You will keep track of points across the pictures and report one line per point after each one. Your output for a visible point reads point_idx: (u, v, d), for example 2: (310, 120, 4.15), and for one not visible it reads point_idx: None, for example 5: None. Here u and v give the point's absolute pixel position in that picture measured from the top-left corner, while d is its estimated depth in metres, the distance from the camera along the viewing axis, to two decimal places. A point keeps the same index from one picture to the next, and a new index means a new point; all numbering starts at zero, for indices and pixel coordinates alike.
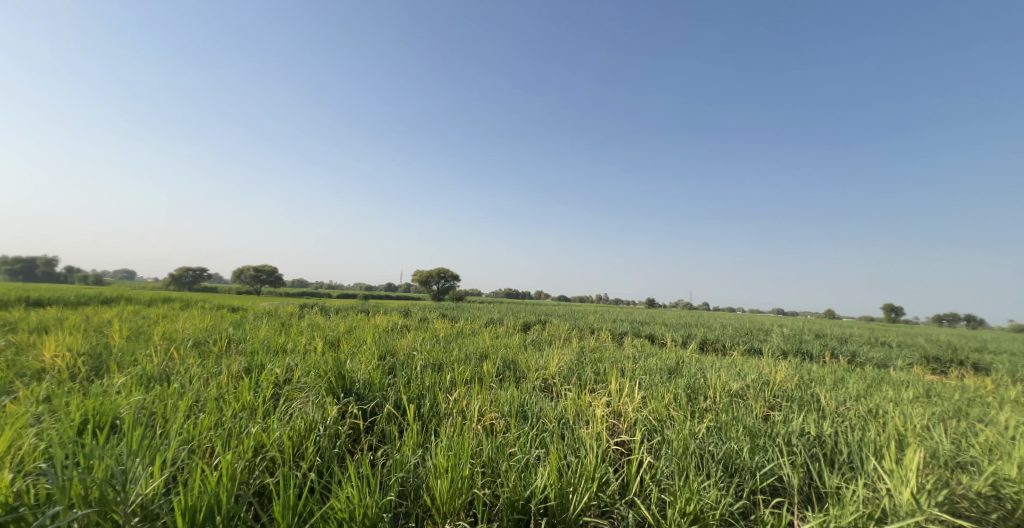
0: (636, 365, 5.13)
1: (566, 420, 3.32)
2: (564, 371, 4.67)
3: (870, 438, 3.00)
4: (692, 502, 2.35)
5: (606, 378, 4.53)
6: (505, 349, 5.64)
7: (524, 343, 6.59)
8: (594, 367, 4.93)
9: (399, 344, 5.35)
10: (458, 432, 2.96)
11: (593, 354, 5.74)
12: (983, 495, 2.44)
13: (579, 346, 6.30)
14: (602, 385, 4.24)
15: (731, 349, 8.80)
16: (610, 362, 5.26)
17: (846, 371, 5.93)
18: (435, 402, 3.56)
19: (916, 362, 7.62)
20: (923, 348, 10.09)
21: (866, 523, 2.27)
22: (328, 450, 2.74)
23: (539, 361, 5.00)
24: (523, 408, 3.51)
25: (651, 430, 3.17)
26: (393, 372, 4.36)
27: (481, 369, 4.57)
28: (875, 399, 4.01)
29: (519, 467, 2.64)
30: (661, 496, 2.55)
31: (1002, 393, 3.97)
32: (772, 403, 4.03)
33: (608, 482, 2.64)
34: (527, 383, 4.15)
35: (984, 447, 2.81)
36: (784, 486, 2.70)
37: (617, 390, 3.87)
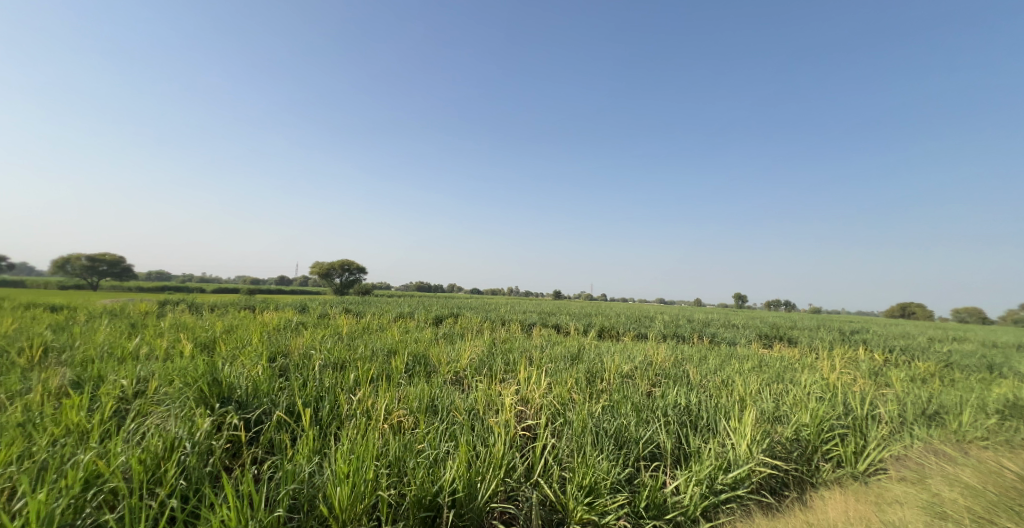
0: (543, 353, 5.49)
1: (476, 412, 3.41)
2: (473, 363, 4.77)
3: (721, 404, 3.60)
4: (587, 476, 2.60)
5: (515, 367, 4.74)
6: (415, 344, 5.55)
7: (435, 336, 6.58)
8: (500, 358, 5.12)
9: (293, 343, 4.97)
10: (363, 434, 2.87)
11: (503, 344, 5.98)
12: (789, 439, 3.08)
13: (489, 337, 6.46)
14: (511, 375, 4.42)
15: (623, 335, 9.85)
16: (519, 351, 5.54)
17: (708, 349, 7.03)
18: (335, 404, 3.40)
19: (757, 339, 9.34)
20: (765, 328, 12.23)
21: (717, 474, 2.74)
22: (196, 470, 2.46)
23: (450, 354, 5.04)
24: (432, 404, 3.53)
25: (554, 413, 3.42)
26: (285, 375, 4.05)
27: (388, 365, 4.47)
28: (725, 371, 4.82)
29: (427, 463, 2.66)
30: (561, 475, 2.77)
31: (809, 359, 5.05)
32: (654, 380, 4.61)
33: (514, 466, 2.78)
34: (437, 377, 4.18)
35: (793, 401, 3.55)
36: (660, 451, 3.10)
37: (525, 378, 4.08)
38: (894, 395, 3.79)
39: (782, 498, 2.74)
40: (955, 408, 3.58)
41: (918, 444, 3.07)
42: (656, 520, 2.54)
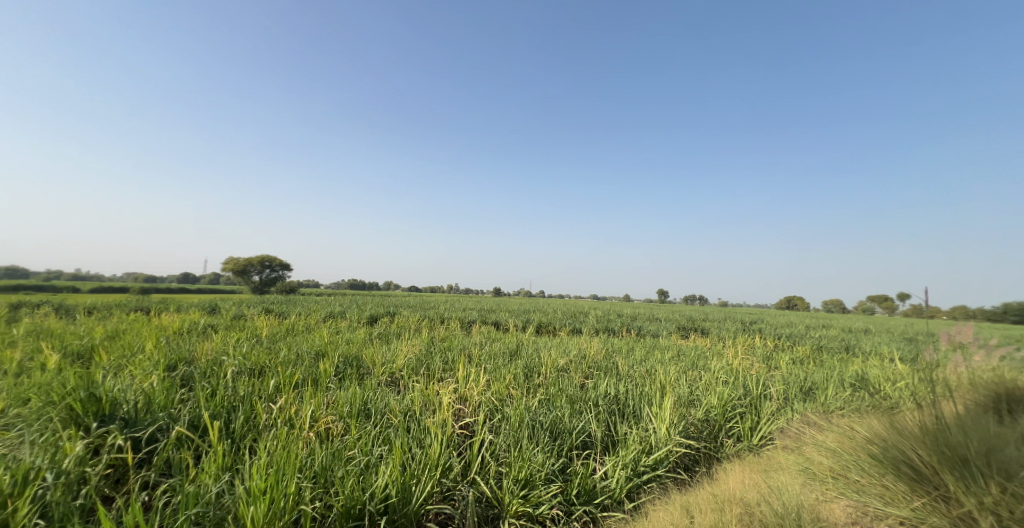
0: (482, 350, 5.60)
1: (412, 413, 3.40)
2: (411, 362, 4.75)
3: (644, 392, 3.94)
4: (523, 470, 2.72)
5: (453, 366, 4.78)
6: (346, 346, 5.37)
7: (369, 336, 6.41)
8: (439, 356, 5.14)
9: (199, 349, 4.58)
10: (283, 445, 2.74)
11: (442, 342, 6.01)
12: (700, 421, 3.45)
13: (429, 336, 6.43)
14: (451, 373, 4.47)
15: (560, 330, 10.27)
16: (458, 349, 5.59)
17: (636, 341, 7.57)
18: (251, 414, 3.22)
19: (678, 332, 10.22)
20: (684, 320, 13.33)
21: (641, 457, 3.01)
22: (61, 505, 2.22)
23: (385, 355, 4.94)
24: (365, 407, 3.47)
25: (492, 410, 3.50)
26: (189, 384, 3.75)
27: (315, 369, 4.29)
28: (650, 361, 5.24)
29: (358, 470, 2.62)
30: (497, 470, 2.86)
31: (719, 347, 5.66)
32: (587, 373, 4.90)
33: (451, 466, 2.82)
34: (371, 380, 4.12)
35: (705, 386, 3.98)
36: (591, 439, 3.30)
37: (464, 377, 4.13)
38: (779, 376, 4.40)
39: (695, 474, 3.08)
40: (823, 384, 4.23)
41: (796, 416, 3.58)
42: (587, 505, 2.73)
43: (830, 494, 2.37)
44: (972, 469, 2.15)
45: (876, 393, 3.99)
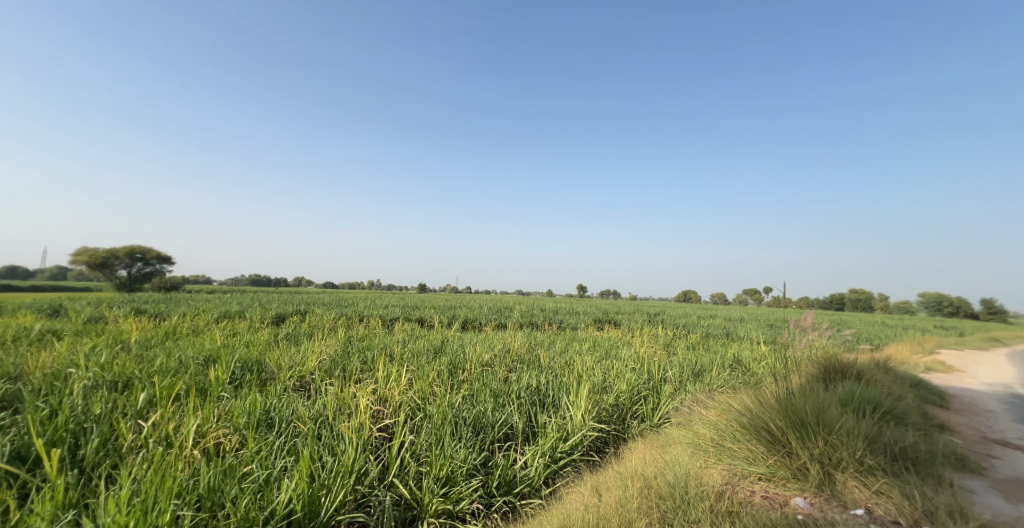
0: (404, 348, 5.49)
1: (324, 420, 3.21)
2: (323, 364, 4.51)
3: (563, 381, 4.16)
4: (444, 467, 2.72)
5: (373, 366, 4.64)
6: (244, 349, 4.92)
7: (275, 338, 5.94)
8: (357, 356, 4.95)
9: (34, 361, 3.85)
10: (158, 467, 2.39)
11: (361, 341, 5.78)
12: (611, 406, 3.74)
13: (346, 335, 6.15)
14: (369, 374, 4.35)
15: (485, 326, 10.39)
16: (378, 348, 5.42)
17: (558, 334, 7.94)
18: (115, 434, 2.79)
19: (595, 324, 10.90)
20: (597, 314, 14.22)
21: (558, 443, 3.21)
22: None
23: (294, 357, 4.61)
24: (267, 416, 3.21)
25: (414, 410, 3.43)
26: (22, 405, 3.14)
27: (202, 377, 3.87)
28: (569, 352, 5.54)
29: (255, 487, 2.41)
30: (418, 470, 2.81)
31: (630, 337, 6.15)
32: (511, 366, 5.04)
33: (367, 471, 2.70)
34: (275, 386, 3.82)
35: (617, 374, 4.30)
36: (513, 431, 3.41)
37: (384, 376, 4.01)
38: (677, 361, 4.92)
39: (607, 455, 3.33)
40: (710, 367, 4.84)
41: (689, 396, 4.04)
42: (507, 495, 2.83)
43: (711, 464, 2.70)
44: (806, 427, 2.66)
45: (748, 374, 4.69)
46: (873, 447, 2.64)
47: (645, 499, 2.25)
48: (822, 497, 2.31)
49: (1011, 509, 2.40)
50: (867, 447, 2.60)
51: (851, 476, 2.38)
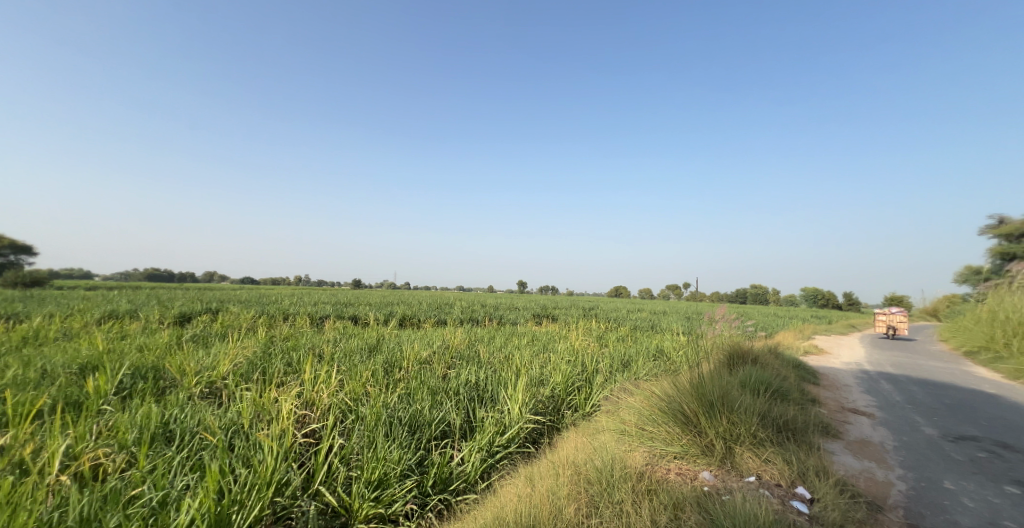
0: (335, 348, 5.25)
1: (238, 429, 2.91)
2: (238, 367, 4.15)
3: (502, 376, 4.23)
4: (376, 470, 2.61)
5: (298, 368, 4.38)
6: (136, 355, 4.38)
7: (177, 340, 5.37)
8: (281, 358, 4.64)
9: None
10: (10, 499, 2.05)
11: (286, 342, 5.43)
12: (547, 399, 3.86)
13: (267, 335, 5.72)
14: (294, 376, 4.09)
15: (424, 323, 10.24)
16: (305, 348, 5.13)
17: (497, 330, 8.02)
18: None
19: (534, 319, 11.18)
20: (532, 309, 14.53)
21: (496, 438, 3.25)
22: None
23: (202, 360, 4.20)
24: (167, 428, 2.86)
25: (345, 412, 3.27)
26: None
27: (79, 389, 3.39)
28: (509, 347, 5.64)
29: (147, 511, 2.14)
30: (347, 476, 2.67)
31: (566, 331, 6.38)
32: (450, 363, 5.01)
33: (289, 482, 2.50)
34: (177, 394, 3.44)
35: (554, 367, 4.44)
36: (451, 428, 3.39)
37: (312, 379, 3.79)
38: (608, 353, 5.20)
39: (541, 445, 3.46)
40: (637, 357, 5.17)
41: (619, 385, 4.29)
42: (442, 493, 2.81)
43: (634, 447, 2.88)
44: (713, 408, 2.94)
45: (669, 362, 5.09)
46: (765, 422, 2.99)
47: (574, 485, 2.37)
48: (724, 469, 2.58)
49: (858, 464, 2.87)
50: (759, 422, 2.94)
51: (747, 449, 2.68)
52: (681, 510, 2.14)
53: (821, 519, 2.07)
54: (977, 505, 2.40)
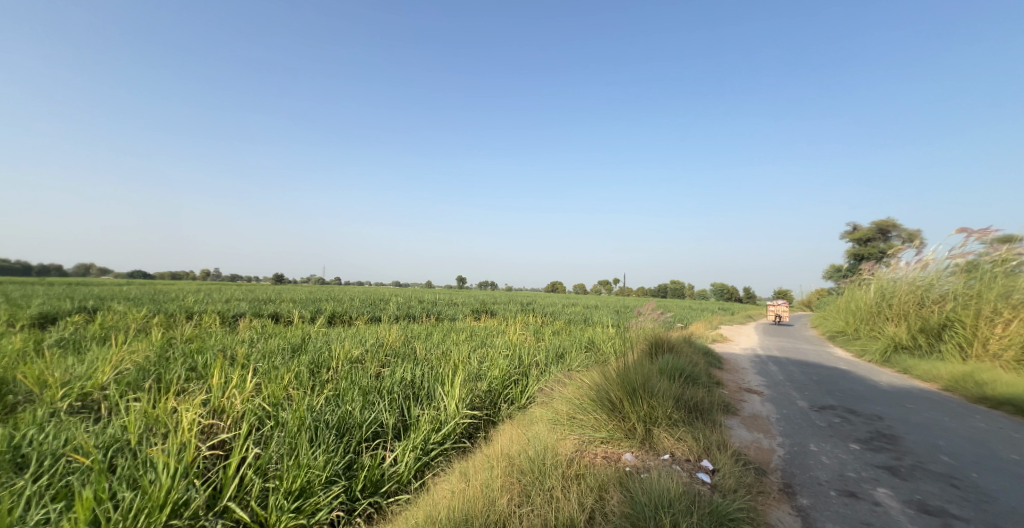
0: (250, 349, 4.85)
1: (120, 447, 2.52)
2: (124, 375, 3.68)
3: (439, 373, 4.18)
4: (297, 479, 2.43)
5: (204, 373, 3.98)
6: None
7: (41, 347, 4.62)
8: (180, 363, 4.21)
9: None
10: None
11: (188, 344, 4.92)
12: (483, 394, 3.88)
13: (164, 338, 5.14)
14: (197, 382, 3.72)
15: (356, 319, 9.82)
16: (213, 351, 4.68)
17: (435, 326, 7.90)
18: None
19: (471, 315, 11.16)
20: (468, 304, 14.44)
21: (431, 435, 3.20)
22: None
23: (73, 370, 3.65)
24: (19, 455, 2.42)
25: (262, 419, 2.99)
26: None
27: None
28: (447, 343, 5.59)
29: None
30: (263, 487, 2.45)
31: (502, 326, 6.44)
32: (384, 361, 4.85)
33: (189, 501, 2.21)
34: (39, 411, 2.95)
35: (492, 362, 4.47)
36: (383, 428, 3.30)
37: (223, 383, 3.46)
38: (545, 346, 5.33)
39: (476, 440, 3.49)
40: (570, 349, 5.39)
41: (554, 376, 4.43)
42: (372, 496, 2.72)
43: (566, 435, 3.00)
44: (636, 394, 3.15)
45: (599, 353, 5.35)
46: (678, 404, 3.26)
47: (507, 476, 2.43)
48: (643, 450, 2.77)
49: (749, 436, 3.23)
50: (674, 404, 3.20)
51: (663, 429, 2.90)
52: (605, 491, 2.28)
53: (720, 486, 2.31)
54: (832, 461, 2.83)
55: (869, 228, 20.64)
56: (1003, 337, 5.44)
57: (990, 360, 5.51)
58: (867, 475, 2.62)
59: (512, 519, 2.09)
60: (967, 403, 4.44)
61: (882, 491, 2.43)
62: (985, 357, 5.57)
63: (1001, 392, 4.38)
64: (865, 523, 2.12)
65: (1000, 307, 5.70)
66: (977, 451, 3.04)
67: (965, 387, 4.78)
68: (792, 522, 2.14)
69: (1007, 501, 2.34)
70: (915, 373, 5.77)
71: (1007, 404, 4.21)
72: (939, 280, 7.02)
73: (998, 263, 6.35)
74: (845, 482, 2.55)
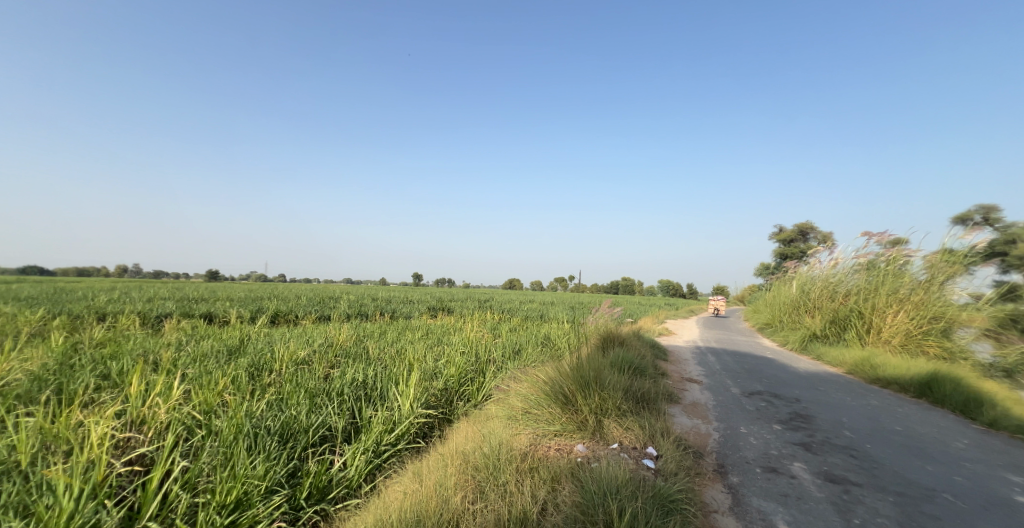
0: (177, 353, 4.48)
1: (9, 469, 2.22)
2: (12, 387, 3.26)
3: (394, 372, 4.08)
4: (233, 491, 2.26)
5: (118, 381, 3.62)
6: None
7: None
8: (89, 371, 3.81)
9: None
10: None
11: (100, 349, 4.46)
12: (438, 393, 3.83)
13: (68, 343, 4.62)
14: (110, 390, 3.39)
15: (301, 319, 9.35)
16: (130, 356, 4.27)
17: (389, 324, 7.68)
18: None
19: (425, 313, 10.97)
20: (424, 302, 14.14)
21: (383, 436, 3.12)
22: None
23: None
24: None
25: (191, 428, 2.76)
26: None
27: None
28: (401, 341, 5.45)
29: None
30: (191, 502, 2.26)
31: (458, 323, 6.37)
32: (333, 362, 4.66)
33: (99, 524, 1.98)
34: None
35: (447, 359, 4.43)
36: (332, 432, 3.17)
37: (144, 391, 3.17)
38: (502, 343, 5.34)
39: (431, 439, 3.45)
40: (527, 345, 5.46)
41: (511, 372, 4.46)
42: (319, 503, 2.60)
43: (520, 430, 3.02)
44: (588, 388, 3.23)
45: (554, 348, 5.45)
46: (626, 395, 3.38)
47: (461, 474, 2.41)
48: (593, 440, 2.86)
49: (690, 422, 3.41)
50: (623, 395, 3.32)
51: (612, 419, 3.00)
52: (558, 482, 2.32)
53: (662, 471, 2.43)
54: (760, 441, 3.05)
55: (797, 228, 22.30)
56: (893, 326, 6.18)
57: (882, 345, 6.25)
58: (786, 451, 2.85)
59: (465, 517, 2.08)
60: (865, 384, 4.97)
61: (798, 464, 2.66)
62: (879, 343, 6.31)
63: (888, 373, 4.95)
64: (784, 495, 2.30)
65: (890, 300, 6.35)
66: (874, 425, 3.40)
67: (862, 370, 5.33)
68: (725, 499, 2.28)
69: (893, 467, 2.64)
70: (826, 358, 6.36)
71: (895, 383, 4.76)
72: (845, 277, 7.65)
73: (891, 261, 6.89)
74: (770, 459, 2.75)
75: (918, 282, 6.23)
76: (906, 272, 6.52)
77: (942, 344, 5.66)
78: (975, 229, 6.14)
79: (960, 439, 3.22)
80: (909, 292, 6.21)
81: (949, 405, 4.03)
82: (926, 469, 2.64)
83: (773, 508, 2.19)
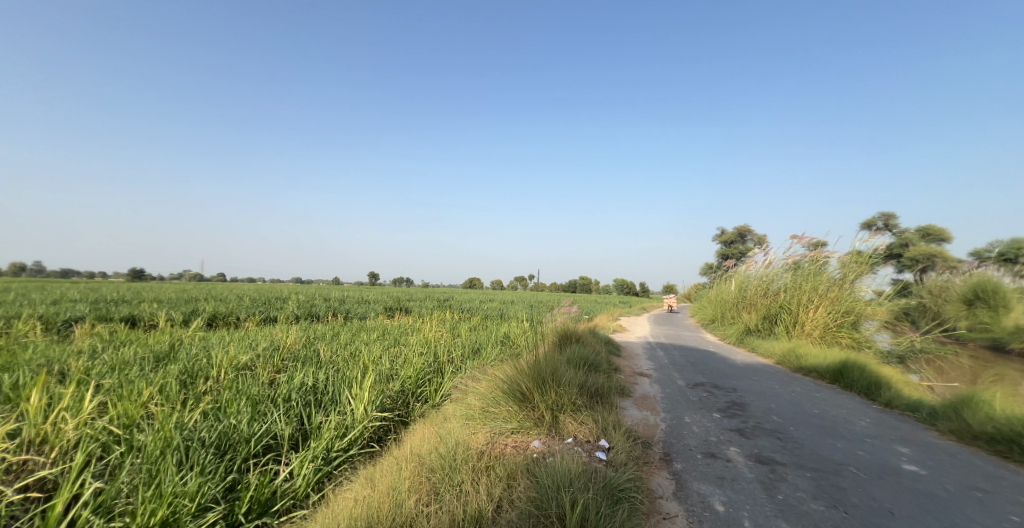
0: (92, 362, 4.09)
1: None
2: None
3: (348, 375, 3.96)
4: (159, 510, 2.10)
5: (14, 395, 3.25)
6: None
7: None
8: None
9: None
10: None
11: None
12: (394, 395, 3.75)
13: None
14: (5, 407, 3.03)
15: (243, 322, 8.82)
16: (31, 367, 3.84)
17: (342, 326, 7.41)
18: None
19: (379, 313, 10.67)
20: (379, 302, 13.74)
21: (334, 442, 3.01)
22: None
23: None
24: None
25: (105, 446, 2.53)
26: None
27: None
28: (355, 343, 5.27)
29: None
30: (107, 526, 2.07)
31: (413, 324, 6.24)
32: (279, 367, 4.44)
33: None
34: None
35: (403, 361, 4.34)
36: (277, 441, 3.02)
37: (50, 405, 2.87)
38: (461, 343, 5.30)
39: (387, 443, 3.38)
40: (486, 344, 5.45)
41: (470, 372, 4.45)
42: (261, 517, 2.46)
43: (478, 429, 3.02)
44: (544, 384, 3.28)
45: (512, 347, 5.46)
46: (581, 391, 3.46)
47: (416, 476, 2.37)
48: (548, 435, 2.91)
49: (639, 415, 3.54)
50: (578, 391, 3.40)
51: (566, 413, 3.06)
52: (513, 479, 2.34)
53: (613, 461, 2.51)
54: (702, 430, 3.22)
55: (737, 230, 23.69)
56: (813, 320, 6.69)
57: (804, 337, 6.76)
58: (723, 438, 3.03)
59: (418, 520, 2.05)
60: (789, 373, 5.38)
61: (734, 449, 2.82)
62: (801, 335, 6.82)
63: (810, 362, 5.37)
64: (721, 478, 2.44)
65: (812, 296, 6.88)
66: (802, 411, 3.67)
67: (789, 360, 5.75)
68: (669, 484, 2.39)
69: (813, 447, 2.87)
70: (760, 350, 6.81)
71: (814, 371, 5.18)
72: (778, 275, 8.21)
73: (812, 261, 7.44)
74: (711, 446, 2.91)
75: (833, 280, 6.78)
76: (824, 271, 7.08)
77: (852, 335, 6.20)
78: (878, 233, 6.79)
79: (863, 418, 3.56)
80: (827, 288, 6.76)
81: (856, 389, 4.44)
82: (839, 448, 2.88)
83: (710, 490, 2.32)
